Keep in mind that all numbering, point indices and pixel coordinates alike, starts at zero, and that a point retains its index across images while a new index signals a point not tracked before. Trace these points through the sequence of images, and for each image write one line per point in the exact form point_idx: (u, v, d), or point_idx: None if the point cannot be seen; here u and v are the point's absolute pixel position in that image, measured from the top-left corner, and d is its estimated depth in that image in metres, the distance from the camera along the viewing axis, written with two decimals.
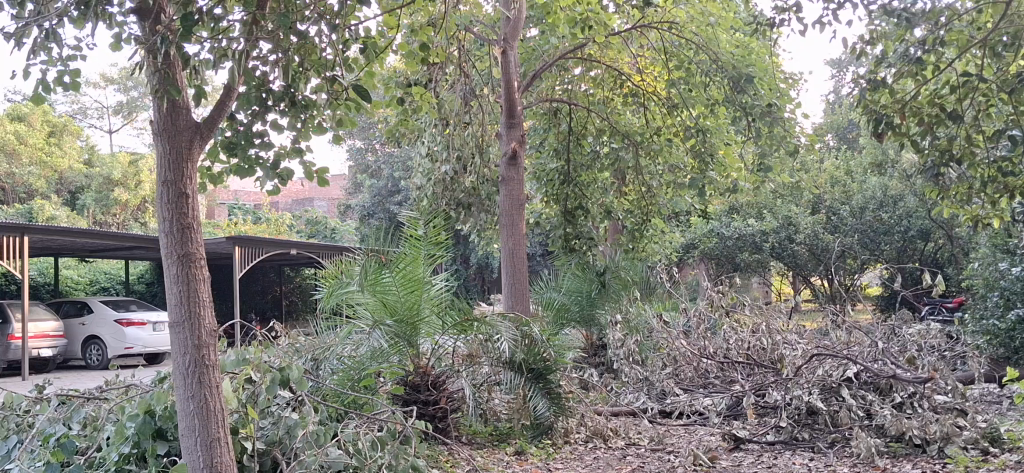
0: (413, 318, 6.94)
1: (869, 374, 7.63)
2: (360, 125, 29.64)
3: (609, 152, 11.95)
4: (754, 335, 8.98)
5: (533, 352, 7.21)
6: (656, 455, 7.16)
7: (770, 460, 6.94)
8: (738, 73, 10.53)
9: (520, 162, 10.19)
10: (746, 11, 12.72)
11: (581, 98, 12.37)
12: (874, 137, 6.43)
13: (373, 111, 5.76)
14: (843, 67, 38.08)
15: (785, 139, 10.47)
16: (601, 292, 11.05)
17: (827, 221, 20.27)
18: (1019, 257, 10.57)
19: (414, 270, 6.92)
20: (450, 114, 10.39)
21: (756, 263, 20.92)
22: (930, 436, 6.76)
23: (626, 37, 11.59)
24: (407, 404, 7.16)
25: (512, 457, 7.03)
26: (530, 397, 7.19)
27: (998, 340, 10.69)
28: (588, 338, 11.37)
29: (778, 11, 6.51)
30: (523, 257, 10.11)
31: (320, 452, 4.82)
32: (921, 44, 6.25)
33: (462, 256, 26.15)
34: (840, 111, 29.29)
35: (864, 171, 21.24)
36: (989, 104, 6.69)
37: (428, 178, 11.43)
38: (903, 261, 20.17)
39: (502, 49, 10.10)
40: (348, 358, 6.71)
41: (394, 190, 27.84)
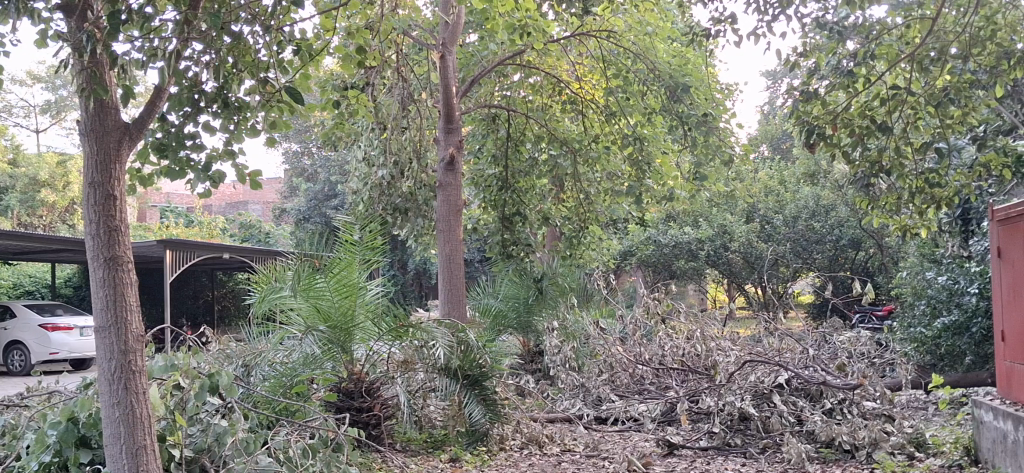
0: (347, 324, 6.88)
1: (800, 380, 7.75)
2: (296, 128, 29.41)
3: (547, 159, 12.23)
4: (689, 342, 9.11)
5: (468, 358, 7.22)
6: (592, 462, 7.19)
7: (703, 465, 7.01)
8: (675, 82, 10.67)
9: (458, 167, 10.16)
10: (683, 22, 12.92)
11: (521, 104, 12.38)
12: (807, 148, 6.56)
13: (309, 114, 5.71)
14: (779, 79, 38.90)
15: (721, 149, 10.60)
16: (538, 298, 11.02)
17: (761, 229, 20.61)
18: (945, 266, 10.87)
19: (348, 275, 6.85)
20: (388, 118, 10.35)
21: (692, 270, 21.17)
22: (859, 442, 6.91)
23: (564, 44, 11.65)
24: (339, 411, 7.05)
25: (447, 464, 6.98)
26: (465, 404, 7.21)
27: (924, 347, 10.97)
28: (525, 345, 11.39)
29: (714, 22, 6.64)
30: (460, 262, 10.08)
31: (250, 459, 4.78)
32: (852, 57, 6.41)
33: (400, 261, 26.05)
34: (774, 122, 29.92)
35: (796, 181, 21.69)
36: (918, 117, 6.85)
37: (365, 182, 11.34)
38: (834, 269, 20.57)
39: (440, 53, 10.10)
40: (280, 365, 6.69)
41: (330, 194, 27.62)
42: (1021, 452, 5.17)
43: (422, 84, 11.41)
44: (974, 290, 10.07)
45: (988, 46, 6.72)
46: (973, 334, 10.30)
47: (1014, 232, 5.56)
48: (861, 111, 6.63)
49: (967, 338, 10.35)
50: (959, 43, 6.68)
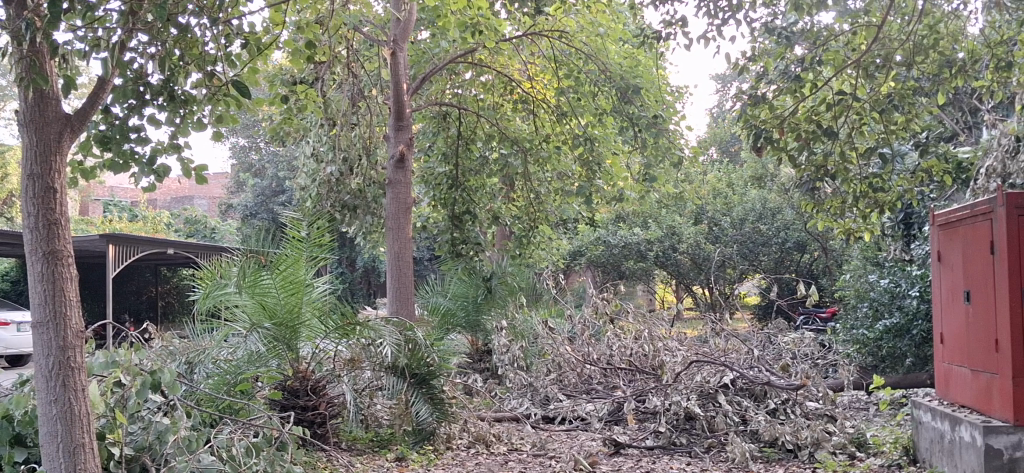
0: (293, 322, 6.80)
1: (745, 380, 7.87)
2: (244, 122, 29.10)
3: (498, 158, 12.22)
4: (636, 342, 9.18)
5: (416, 357, 7.18)
6: (538, 461, 7.21)
7: (648, 464, 7.07)
8: (626, 84, 10.74)
9: (408, 165, 10.09)
10: (635, 24, 13.03)
11: (472, 103, 12.37)
12: (754, 151, 6.65)
13: (257, 108, 5.65)
14: (727, 83, 39.48)
15: (669, 152, 10.77)
16: (486, 297, 11.11)
17: (709, 231, 20.83)
18: (887, 269, 11.08)
19: (295, 272, 6.82)
20: (337, 114, 10.26)
21: (641, 270, 21.32)
22: (801, 442, 7.02)
23: (516, 43, 11.63)
24: (285, 409, 7.01)
25: (392, 463, 6.93)
26: (412, 403, 7.20)
27: (866, 348, 11.16)
28: (473, 344, 11.28)
29: (665, 25, 6.74)
30: (409, 260, 10.03)
31: (192, 458, 4.72)
32: (800, 62, 6.51)
33: (348, 259, 25.89)
34: (722, 125, 30.32)
35: (744, 184, 21.98)
36: (862, 122, 6.98)
37: (314, 179, 11.24)
38: (780, 271, 20.84)
39: (392, 50, 10.03)
40: (223, 363, 6.59)
41: (278, 189, 27.37)
42: (955, 450, 5.33)
43: (372, 81, 11.33)
44: (915, 294, 10.30)
45: (931, 54, 6.87)
46: (913, 336, 10.54)
47: (952, 236, 5.68)
48: (807, 115, 6.72)
49: (907, 340, 10.59)
50: (903, 50, 6.82)
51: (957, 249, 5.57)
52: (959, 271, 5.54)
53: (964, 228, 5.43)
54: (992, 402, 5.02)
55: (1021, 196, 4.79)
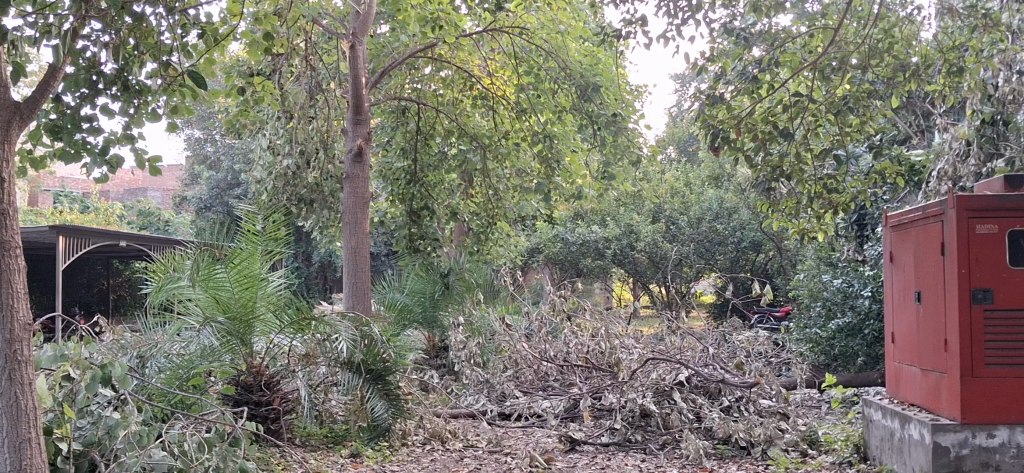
0: (247, 316, 6.75)
1: (699, 377, 7.95)
2: (199, 113, 28.73)
3: (457, 154, 12.16)
4: (593, 339, 9.19)
5: (372, 353, 7.19)
6: (494, 457, 7.21)
7: (604, 461, 7.09)
8: (585, 81, 10.78)
9: (366, 159, 10.03)
10: (595, 22, 13.07)
11: (431, 98, 12.33)
12: (711, 151, 6.69)
13: (212, 100, 5.60)
14: (685, 82, 39.82)
15: (628, 150, 10.67)
16: (444, 293, 11.12)
17: (666, 230, 20.99)
18: (840, 270, 11.23)
19: (250, 265, 6.77)
20: (295, 107, 10.15)
21: (598, 268, 21.40)
22: (755, 439, 7.07)
23: (477, 39, 11.56)
24: (238, 404, 6.94)
25: (347, 459, 6.89)
26: (368, 399, 7.14)
27: (819, 347, 11.30)
28: (430, 340, 11.32)
29: (625, 24, 6.80)
30: (366, 255, 9.98)
31: (143, 452, 4.67)
32: (757, 63, 6.58)
33: (304, 253, 25.68)
34: (679, 125, 30.56)
35: (701, 183, 22.16)
36: (818, 124, 7.06)
37: (270, 171, 11.13)
38: (736, 271, 21.04)
39: (351, 43, 9.91)
40: (175, 357, 6.42)
41: (234, 182, 27.08)
42: (905, 448, 5.42)
43: (330, 74, 11.25)
44: (867, 294, 10.47)
45: (886, 58, 6.97)
46: (865, 336, 10.71)
47: (905, 237, 5.76)
48: (764, 116, 6.78)
49: (859, 339, 10.75)
50: (858, 54, 6.93)
51: (909, 250, 5.66)
52: (910, 273, 5.63)
53: (916, 229, 5.51)
54: (940, 401, 5.12)
55: (971, 199, 4.88)
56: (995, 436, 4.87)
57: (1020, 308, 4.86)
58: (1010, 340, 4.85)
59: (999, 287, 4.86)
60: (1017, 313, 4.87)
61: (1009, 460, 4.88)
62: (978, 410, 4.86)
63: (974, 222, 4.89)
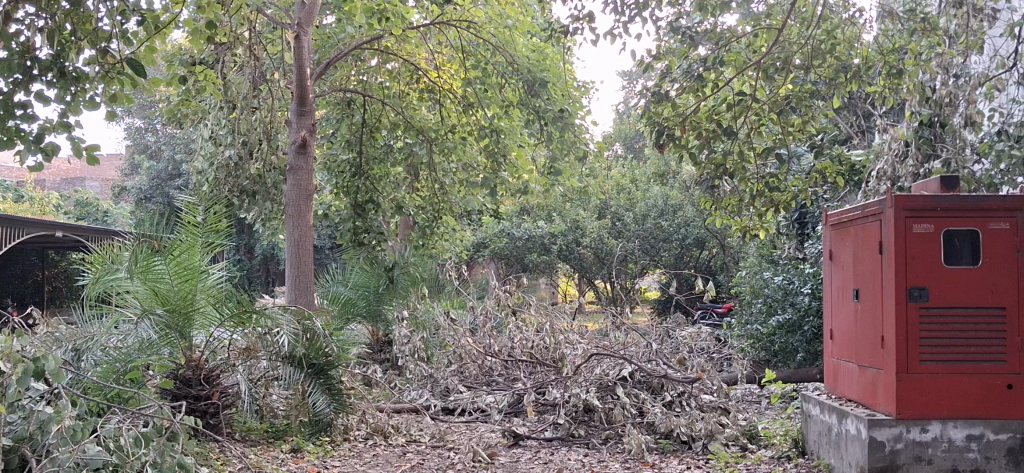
0: (187, 308, 6.64)
1: (642, 373, 8.10)
2: (139, 102, 28.22)
3: (402, 147, 12.16)
4: (538, 334, 9.23)
5: (314, 347, 7.12)
6: (436, 452, 7.19)
7: (547, 456, 7.11)
8: (533, 77, 10.80)
9: (310, 151, 9.93)
10: (543, 17, 13.11)
11: (377, 90, 12.27)
12: (657, 148, 6.75)
13: (152, 88, 5.52)
14: (633, 80, 40.13)
15: (575, 145, 10.84)
16: (388, 287, 11.04)
17: (612, 226, 21.13)
18: (781, 267, 11.41)
19: (190, 258, 6.73)
20: (237, 97, 9.98)
21: (544, 263, 21.44)
22: (696, 433, 7.17)
23: (424, 32, 11.54)
24: (176, 399, 6.80)
25: (287, 454, 6.79)
26: (309, 393, 7.06)
27: (760, 343, 11.48)
28: (373, 334, 11.20)
29: (573, 19, 6.91)
30: (309, 248, 9.88)
31: (77, 448, 4.51)
32: (703, 61, 6.65)
33: (247, 246, 25.36)
34: (625, 121, 30.80)
35: (647, 180, 22.38)
36: (761, 123, 7.18)
37: (212, 162, 10.96)
38: (680, 267, 21.26)
39: (296, 33, 9.79)
40: (113, 350, 6.35)
41: (174, 173, 26.64)
42: (842, 442, 5.52)
43: (274, 64, 11.13)
44: (807, 291, 10.65)
45: (828, 59, 7.09)
46: (805, 333, 10.88)
47: (844, 235, 5.86)
48: (709, 114, 6.85)
49: (799, 336, 10.92)
50: (801, 54, 7.05)
51: (849, 249, 5.76)
52: (849, 270, 5.73)
53: (856, 228, 5.61)
54: (877, 396, 5.23)
55: (909, 198, 4.98)
56: (928, 431, 4.98)
57: (955, 305, 4.97)
58: (945, 337, 4.96)
59: (935, 285, 4.97)
60: (953, 312, 4.98)
61: (941, 454, 5.00)
62: (912, 405, 4.97)
63: (911, 220, 4.99)
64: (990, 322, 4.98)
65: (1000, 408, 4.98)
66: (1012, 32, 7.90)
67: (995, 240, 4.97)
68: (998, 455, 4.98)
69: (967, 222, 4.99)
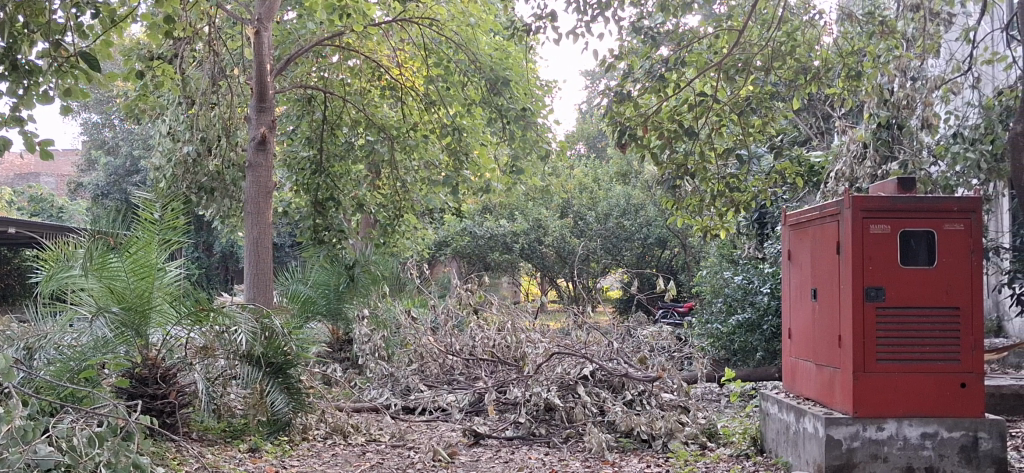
0: (144, 306, 6.57)
1: (603, 372, 8.12)
2: (97, 97, 27.86)
3: (364, 145, 12.05)
4: (499, 333, 9.23)
5: (273, 346, 7.06)
6: (396, 452, 7.17)
7: (508, 454, 7.13)
8: (495, 75, 10.79)
9: (269, 147, 9.84)
10: (506, 16, 13.14)
11: (338, 87, 12.21)
12: (619, 148, 6.78)
13: (108, 83, 5.46)
14: (596, 80, 40.36)
15: (537, 144, 10.87)
16: (349, 286, 11.00)
17: (574, 225, 21.23)
18: (741, 267, 11.54)
19: (147, 255, 6.66)
20: (196, 93, 9.86)
21: (506, 262, 21.46)
22: (656, 432, 7.22)
23: (386, 28, 11.50)
24: (132, 397, 6.72)
25: (245, 453, 6.72)
26: (267, 393, 7.00)
27: (720, 342, 11.59)
28: (334, 333, 11.12)
29: (535, 18, 7.04)
30: (269, 246, 9.78)
31: (27, 448, 4.44)
32: (665, 62, 6.70)
33: (205, 243, 25.14)
34: (588, 121, 30.98)
35: (609, 180, 22.55)
36: (721, 124, 7.25)
37: (169, 158, 10.87)
38: (641, 266, 21.40)
39: (256, 29, 9.68)
40: (67, 348, 6.25)
41: (132, 169, 26.33)
42: (800, 440, 5.58)
43: (235, 60, 11.01)
44: (766, 290, 10.75)
45: (788, 61, 7.18)
46: (764, 332, 10.99)
47: (803, 235, 5.93)
48: (670, 114, 6.89)
49: (758, 335, 11.02)
50: (761, 56, 7.13)
51: (807, 250, 5.82)
52: (807, 270, 5.79)
53: (814, 229, 5.67)
54: (834, 395, 5.29)
55: (866, 200, 5.04)
56: (884, 429, 5.05)
57: (910, 305, 5.04)
58: (900, 337, 5.03)
59: (890, 286, 5.04)
60: (909, 312, 5.05)
61: (896, 452, 5.07)
62: (868, 403, 5.05)
63: (868, 221, 5.05)
64: (944, 322, 5.05)
65: (953, 407, 5.05)
66: (967, 37, 8.05)
67: (950, 241, 5.03)
68: (952, 453, 5.06)
69: (923, 224, 5.05)
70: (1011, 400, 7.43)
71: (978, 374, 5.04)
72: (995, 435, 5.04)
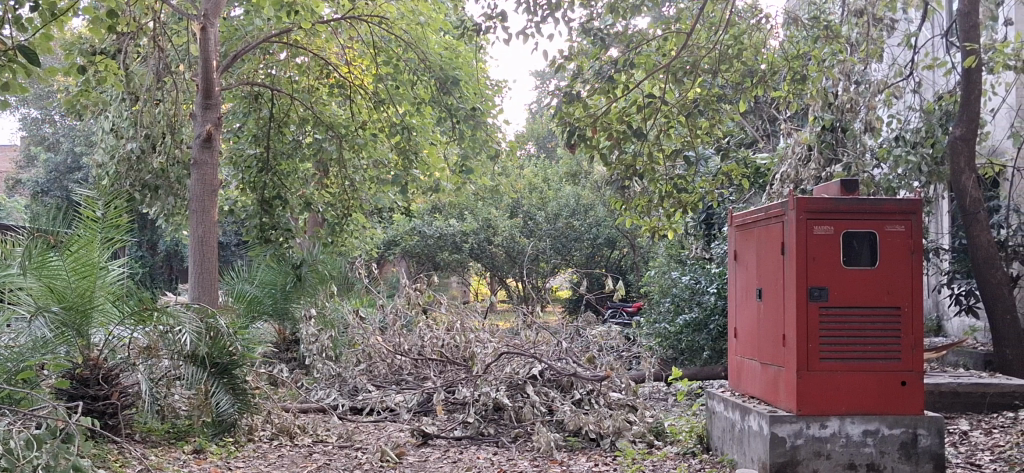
0: (85, 306, 6.48)
1: (552, 371, 8.15)
2: (37, 92, 27.30)
3: (311, 143, 11.89)
4: (448, 333, 9.21)
5: (217, 346, 6.96)
6: (344, 453, 7.12)
7: (456, 454, 7.11)
8: (445, 74, 10.78)
9: (215, 144, 9.70)
10: (456, 15, 13.16)
11: (286, 85, 12.10)
12: (568, 148, 6.79)
13: (48, 79, 5.35)
14: (546, 80, 40.58)
15: (487, 144, 10.86)
16: (296, 286, 10.86)
17: (523, 225, 21.33)
18: (688, 267, 11.66)
19: (88, 254, 6.57)
20: (139, 89, 9.66)
21: (455, 262, 21.42)
22: (604, 431, 7.25)
23: (335, 26, 11.45)
24: (72, 399, 6.59)
25: (189, 455, 6.62)
26: (212, 393, 6.92)
27: (667, 341, 11.70)
28: (280, 333, 10.98)
29: (486, 18, 7.06)
30: (213, 245, 9.63)
31: None
32: (613, 64, 6.76)
33: (148, 242, 24.81)
34: (538, 121, 31.15)
35: (558, 180, 22.69)
36: (670, 125, 7.33)
37: (112, 155, 10.70)
38: (590, 266, 21.52)
39: (202, 24, 9.53)
40: (5, 349, 6.07)
41: (74, 166, 25.87)
42: (745, 438, 5.65)
43: (180, 55, 10.84)
44: (713, 290, 10.87)
45: (734, 64, 7.29)
46: (710, 331, 11.12)
47: (748, 236, 6.00)
48: (618, 115, 6.94)
49: (705, 334, 11.15)
50: (708, 59, 7.24)
51: (752, 250, 5.91)
52: (753, 270, 5.87)
53: (759, 230, 5.75)
54: (779, 393, 5.36)
55: (810, 201, 5.12)
56: (827, 426, 5.13)
57: (853, 305, 5.13)
58: (843, 336, 5.12)
59: (833, 286, 5.12)
60: (852, 312, 5.14)
61: (839, 449, 5.14)
62: (812, 401, 5.13)
63: (813, 223, 5.13)
64: (886, 322, 5.14)
65: (894, 404, 5.16)
66: (908, 42, 8.24)
67: (891, 242, 5.13)
68: (892, 450, 5.15)
69: (866, 225, 5.14)
70: (950, 397, 7.60)
71: (918, 372, 5.15)
72: (934, 432, 5.15)
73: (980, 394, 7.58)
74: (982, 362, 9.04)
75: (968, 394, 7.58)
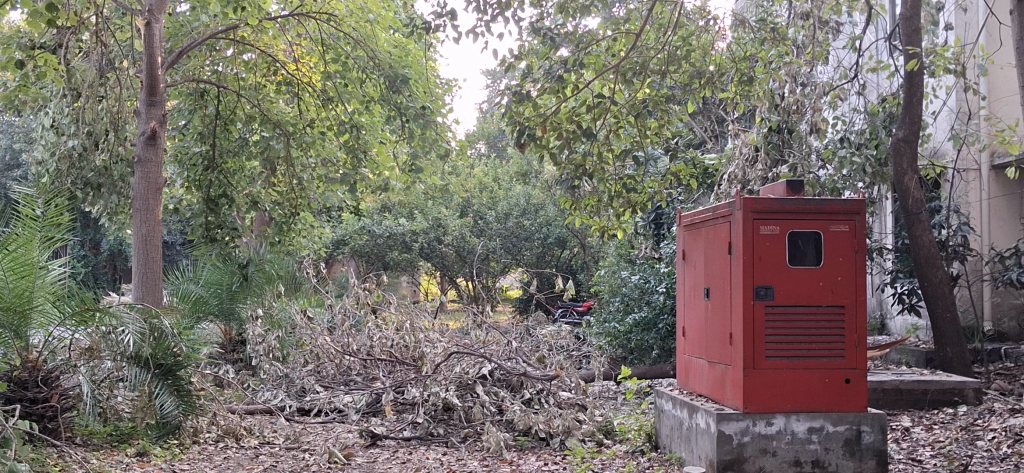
0: (23, 307, 6.37)
1: (502, 371, 8.15)
2: None
3: (258, 141, 11.75)
4: (397, 333, 9.17)
5: (162, 347, 6.86)
6: (291, 454, 7.06)
7: (405, 455, 7.08)
8: (394, 73, 10.69)
9: (159, 142, 9.54)
10: (405, 12, 13.17)
11: (232, 82, 11.95)
12: (517, 148, 6.78)
13: None
14: (497, 80, 40.82)
15: (436, 143, 10.91)
16: (242, 285, 10.81)
17: (473, 225, 21.33)
18: (638, 267, 11.75)
19: (27, 253, 6.46)
20: (81, 85, 9.44)
21: (405, 262, 21.35)
22: (553, 430, 7.27)
23: (283, 23, 11.34)
24: (9, 402, 6.41)
25: (132, 458, 6.51)
26: (155, 395, 6.78)
27: (617, 340, 11.79)
28: (226, 333, 10.84)
29: (435, 16, 7.03)
30: (157, 245, 9.47)
31: None
32: (563, 63, 6.78)
33: (90, 242, 24.39)
34: (489, 120, 31.23)
35: (509, 179, 22.74)
36: (619, 125, 7.38)
37: (54, 153, 10.50)
38: (541, 266, 21.62)
39: (146, 20, 9.35)
40: None
41: (13, 163, 25.35)
42: (692, 436, 5.71)
43: (123, 51, 10.65)
44: (662, 290, 10.96)
45: (683, 65, 7.33)
46: (659, 330, 11.20)
47: (696, 236, 6.06)
48: (568, 116, 6.95)
49: (654, 333, 11.22)
50: (658, 60, 7.30)
51: (700, 250, 5.96)
52: (701, 270, 5.93)
53: (707, 229, 5.80)
54: (726, 391, 5.42)
55: (756, 201, 5.18)
56: (772, 424, 5.20)
57: (798, 304, 5.20)
58: (788, 334, 5.19)
59: (778, 285, 5.19)
60: (797, 310, 5.21)
61: (784, 446, 5.21)
62: (758, 399, 5.19)
63: (759, 223, 5.19)
64: (830, 320, 5.22)
65: (838, 401, 5.24)
66: (853, 46, 8.36)
67: (835, 242, 5.21)
68: (837, 446, 5.23)
69: (810, 224, 5.21)
70: (893, 395, 7.73)
71: (861, 370, 5.25)
72: (877, 428, 5.25)
73: (922, 391, 7.73)
74: (922, 360, 9.23)
75: (910, 391, 7.72)
